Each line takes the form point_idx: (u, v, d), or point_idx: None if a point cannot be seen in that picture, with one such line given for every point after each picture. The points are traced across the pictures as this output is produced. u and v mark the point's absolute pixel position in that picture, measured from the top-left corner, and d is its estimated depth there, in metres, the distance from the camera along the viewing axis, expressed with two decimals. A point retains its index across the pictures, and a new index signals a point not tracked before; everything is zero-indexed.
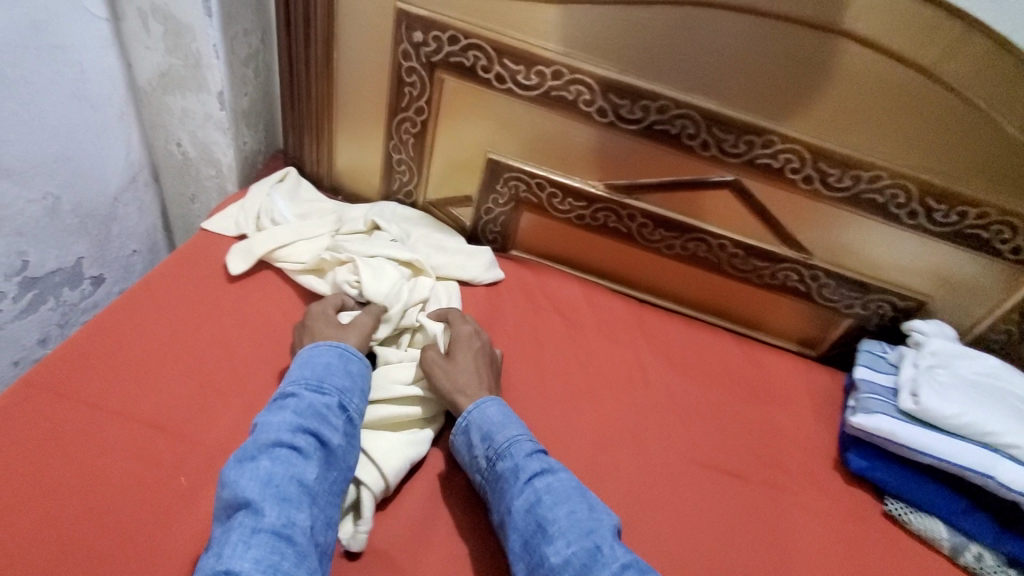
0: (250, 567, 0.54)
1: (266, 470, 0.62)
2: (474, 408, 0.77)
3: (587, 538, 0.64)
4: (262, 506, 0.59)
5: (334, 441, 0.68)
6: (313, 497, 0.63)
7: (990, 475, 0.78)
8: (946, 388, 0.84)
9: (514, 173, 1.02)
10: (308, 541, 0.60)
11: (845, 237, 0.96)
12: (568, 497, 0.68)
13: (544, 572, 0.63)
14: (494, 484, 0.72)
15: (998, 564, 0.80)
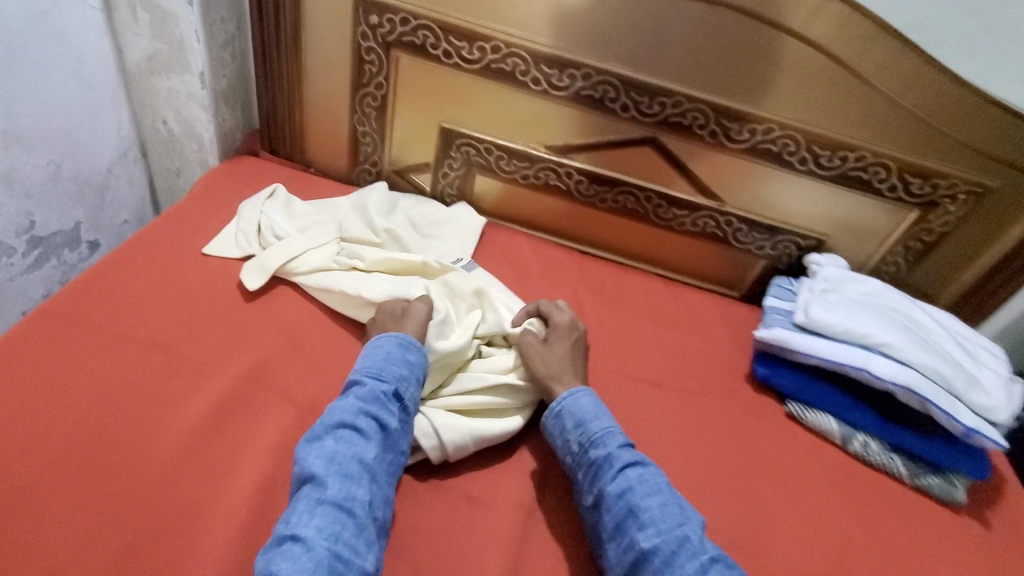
0: (314, 533, 0.63)
1: (330, 449, 0.70)
2: (568, 396, 0.84)
3: (678, 530, 0.70)
4: (326, 481, 0.67)
5: (392, 425, 0.75)
6: (373, 476, 0.70)
7: (864, 368, 0.91)
8: (832, 305, 0.99)
9: (465, 139, 1.17)
10: (368, 514, 0.67)
11: (752, 185, 1.11)
12: (658, 490, 0.74)
13: (637, 555, 0.69)
14: (587, 468, 0.78)
15: (882, 449, 0.94)
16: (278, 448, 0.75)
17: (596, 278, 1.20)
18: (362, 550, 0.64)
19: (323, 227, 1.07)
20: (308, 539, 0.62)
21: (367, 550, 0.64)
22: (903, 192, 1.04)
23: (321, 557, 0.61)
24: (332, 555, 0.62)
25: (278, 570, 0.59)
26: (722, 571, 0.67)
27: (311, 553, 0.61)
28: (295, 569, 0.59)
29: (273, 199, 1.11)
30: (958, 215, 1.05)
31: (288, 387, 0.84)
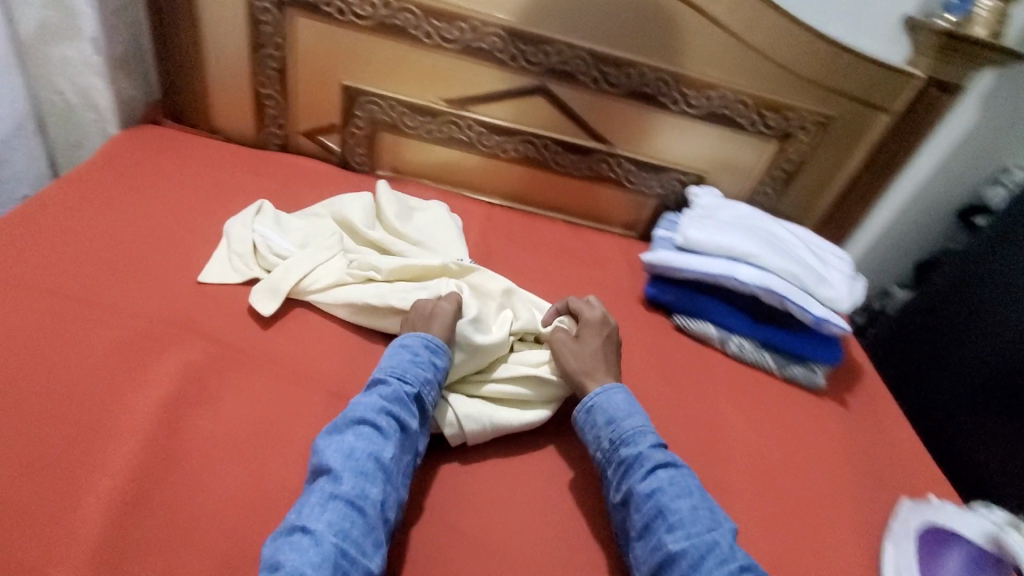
0: (324, 527, 0.61)
1: (349, 444, 0.68)
2: (600, 393, 0.81)
3: (708, 535, 0.67)
4: (341, 475, 0.65)
5: (412, 425, 0.73)
6: (388, 475, 0.68)
7: (734, 276, 1.02)
8: (707, 227, 1.10)
9: (368, 97, 1.22)
10: (379, 514, 0.64)
11: (636, 128, 1.21)
12: (690, 493, 0.72)
13: (664, 556, 0.66)
14: (617, 465, 0.75)
15: (754, 347, 1.06)
16: (185, 371, 0.78)
17: (504, 223, 1.27)
18: (369, 550, 0.61)
19: (323, 240, 1.02)
20: (317, 533, 0.60)
21: (374, 551, 0.62)
22: (763, 125, 1.18)
23: (327, 553, 0.59)
24: (339, 552, 0.59)
25: (284, 560, 0.58)
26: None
27: (319, 547, 0.59)
28: (301, 561, 0.58)
29: (261, 215, 1.05)
30: (810, 143, 1.20)
31: (195, 322, 0.87)
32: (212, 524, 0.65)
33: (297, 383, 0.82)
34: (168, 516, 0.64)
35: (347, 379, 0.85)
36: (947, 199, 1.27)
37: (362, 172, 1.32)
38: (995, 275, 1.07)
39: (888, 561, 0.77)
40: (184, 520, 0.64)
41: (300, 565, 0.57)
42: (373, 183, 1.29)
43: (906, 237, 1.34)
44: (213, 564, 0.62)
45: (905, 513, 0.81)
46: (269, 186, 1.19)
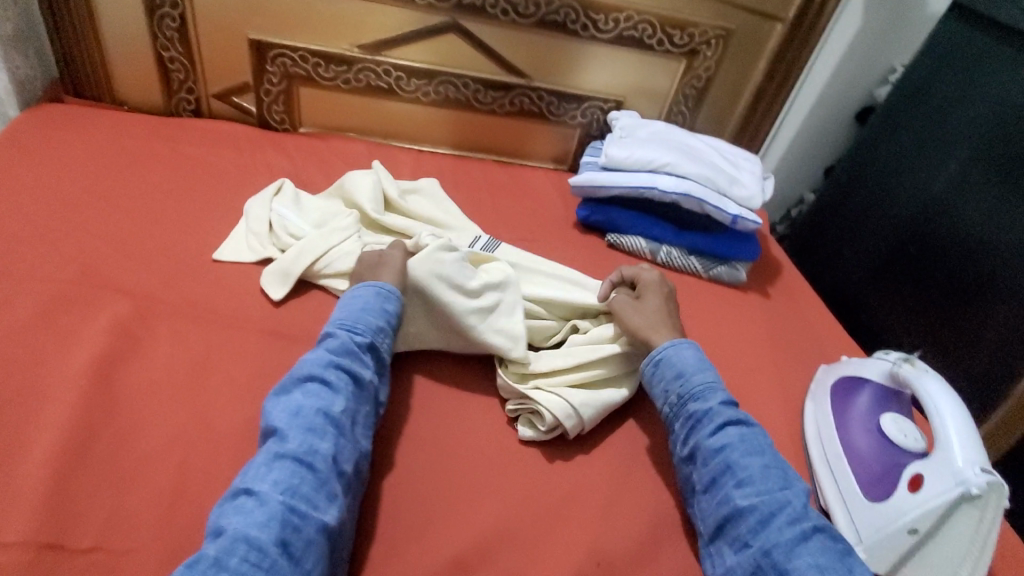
0: (269, 488, 0.56)
1: (297, 402, 0.64)
2: (671, 346, 0.76)
3: (780, 493, 0.62)
4: (287, 434, 0.60)
5: (365, 376, 0.69)
6: (341, 428, 0.63)
7: (653, 186, 1.09)
8: (626, 143, 1.15)
9: (278, 50, 1.20)
10: (331, 468, 0.59)
11: (552, 58, 1.24)
12: (764, 451, 0.67)
13: (730, 510, 0.63)
14: (685, 420, 0.71)
15: (681, 253, 1.12)
16: (115, 327, 0.77)
17: (433, 165, 1.27)
18: (323, 505, 0.57)
19: (339, 221, 0.98)
20: (262, 493, 0.55)
21: (328, 504, 0.57)
22: (669, 44, 1.24)
23: (275, 512, 0.54)
24: (288, 510, 0.55)
25: (227, 524, 0.53)
26: (825, 543, 0.59)
27: (264, 507, 0.54)
28: (246, 523, 0.53)
29: (280, 194, 1.03)
30: (715, 58, 1.27)
31: (119, 283, 0.84)
32: (160, 459, 0.65)
33: (235, 328, 0.82)
34: (112, 458, 0.64)
35: (288, 320, 0.85)
36: (846, 103, 1.36)
37: (284, 131, 1.30)
38: (885, 159, 1.17)
39: (808, 413, 0.84)
40: (129, 460, 0.64)
41: (243, 528, 0.52)
42: (296, 139, 1.26)
43: (816, 143, 1.42)
44: (165, 494, 0.62)
45: (822, 374, 0.89)
46: (183, 150, 1.14)
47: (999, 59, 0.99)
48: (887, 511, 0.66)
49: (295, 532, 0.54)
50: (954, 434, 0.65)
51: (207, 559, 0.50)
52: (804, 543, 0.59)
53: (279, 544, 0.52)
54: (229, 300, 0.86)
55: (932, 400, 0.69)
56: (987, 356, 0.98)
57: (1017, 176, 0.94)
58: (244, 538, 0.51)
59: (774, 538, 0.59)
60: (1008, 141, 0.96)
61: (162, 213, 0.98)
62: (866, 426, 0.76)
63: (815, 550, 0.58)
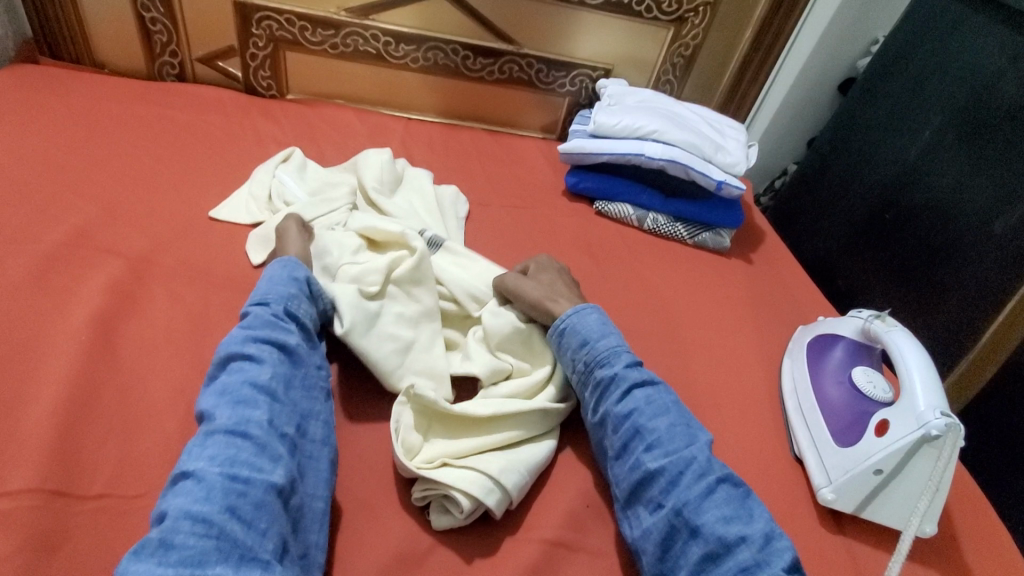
0: (207, 463, 0.54)
1: (221, 382, 0.62)
2: (573, 314, 0.77)
3: (685, 450, 0.65)
4: (215, 411, 0.59)
5: (292, 343, 0.68)
6: (274, 394, 0.62)
7: (640, 154, 1.11)
8: (615, 111, 1.16)
9: (263, 12, 1.19)
10: (269, 433, 0.59)
11: (540, 25, 1.25)
12: (667, 410, 0.69)
13: (642, 474, 0.64)
14: (594, 387, 0.72)
15: (668, 220, 1.15)
16: (111, 286, 0.77)
17: (422, 132, 1.27)
18: (268, 466, 0.56)
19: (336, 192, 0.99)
20: (199, 471, 0.53)
21: (273, 466, 0.56)
22: (657, 11, 1.25)
23: (215, 485, 0.53)
24: (230, 479, 0.53)
25: (170, 506, 0.51)
26: (728, 492, 0.62)
27: (204, 482, 0.52)
28: (187, 501, 0.51)
29: (289, 160, 1.04)
30: (702, 26, 1.29)
31: (112, 243, 0.84)
32: (165, 412, 0.67)
33: (230, 287, 0.83)
34: (117, 410, 0.66)
35: None
36: (829, 76, 1.36)
37: (271, 96, 1.29)
38: (864, 127, 1.20)
39: (786, 370, 0.89)
40: (129, 412, 0.66)
41: (185, 505, 0.50)
42: (283, 104, 1.26)
43: (798, 116, 1.42)
44: (170, 443, 0.64)
45: (800, 334, 0.94)
46: (168, 114, 1.13)
47: (973, 27, 1.02)
48: (854, 454, 0.70)
49: (241, 498, 0.52)
50: (920, 380, 0.70)
51: (153, 542, 0.48)
52: (710, 495, 0.61)
53: (227, 511, 0.51)
54: (224, 262, 0.87)
55: (900, 352, 0.74)
56: (954, 314, 1.03)
57: (986, 140, 0.98)
58: (187, 513, 0.50)
59: (685, 497, 0.61)
60: (978, 107, 0.99)
61: (152, 176, 0.98)
62: (838, 377, 0.80)
63: (722, 500, 0.61)
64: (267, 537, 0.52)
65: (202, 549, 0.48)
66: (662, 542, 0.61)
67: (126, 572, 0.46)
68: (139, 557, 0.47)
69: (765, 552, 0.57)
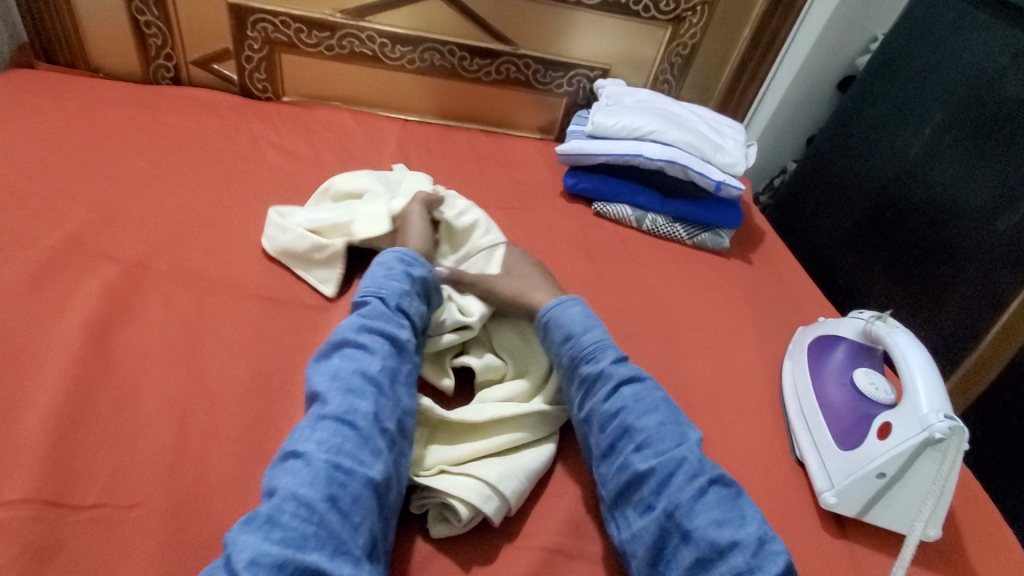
0: (315, 447, 0.58)
1: (335, 367, 0.66)
2: (554, 307, 0.78)
3: (675, 451, 0.64)
4: (328, 397, 0.63)
5: (402, 339, 0.70)
6: (380, 387, 0.65)
7: (639, 154, 1.10)
8: (614, 111, 1.16)
9: (258, 15, 1.18)
10: (372, 426, 0.61)
11: (537, 25, 1.24)
12: (656, 408, 0.69)
13: (631, 474, 0.63)
14: (579, 384, 0.71)
15: (666, 221, 1.14)
16: (106, 293, 0.77)
17: (419, 134, 1.26)
18: (370, 460, 0.58)
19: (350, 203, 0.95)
20: (308, 454, 0.57)
21: (373, 460, 0.59)
22: (655, 11, 1.24)
23: (320, 471, 0.56)
24: (334, 467, 0.57)
25: (279, 484, 0.55)
26: (721, 494, 0.62)
27: (311, 466, 0.56)
28: (294, 482, 0.55)
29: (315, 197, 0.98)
30: (700, 25, 1.28)
31: (106, 249, 0.84)
32: (160, 420, 0.66)
33: (226, 291, 0.82)
34: (111, 419, 0.65)
35: (277, 285, 0.85)
36: (828, 74, 1.35)
37: (267, 99, 1.28)
38: (862, 125, 1.19)
39: (786, 372, 0.88)
40: (123, 420, 0.65)
41: (292, 486, 0.54)
42: (280, 107, 1.25)
43: (797, 115, 1.41)
44: (165, 451, 0.63)
45: (800, 335, 0.93)
46: (163, 117, 1.13)
47: (971, 23, 1.01)
48: (857, 457, 0.70)
49: (341, 487, 0.55)
50: (919, 381, 0.69)
51: (260, 517, 0.52)
52: (703, 497, 0.61)
53: (328, 499, 0.54)
54: (219, 266, 0.86)
55: (900, 352, 0.73)
56: (957, 312, 1.02)
57: (989, 136, 0.96)
58: (293, 495, 0.54)
59: (676, 498, 0.61)
60: (979, 106, 0.98)
61: (147, 180, 0.97)
62: (839, 379, 0.79)
63: (714, 503, 0.60)
64: (360, 531, 0.54)
65: (301, 533, 0.51)
66: (653, 544, 0.59)
67: (236, 541, 0.50)
68: (249, 529, 0.51)
69: (759, 557, 0.56)
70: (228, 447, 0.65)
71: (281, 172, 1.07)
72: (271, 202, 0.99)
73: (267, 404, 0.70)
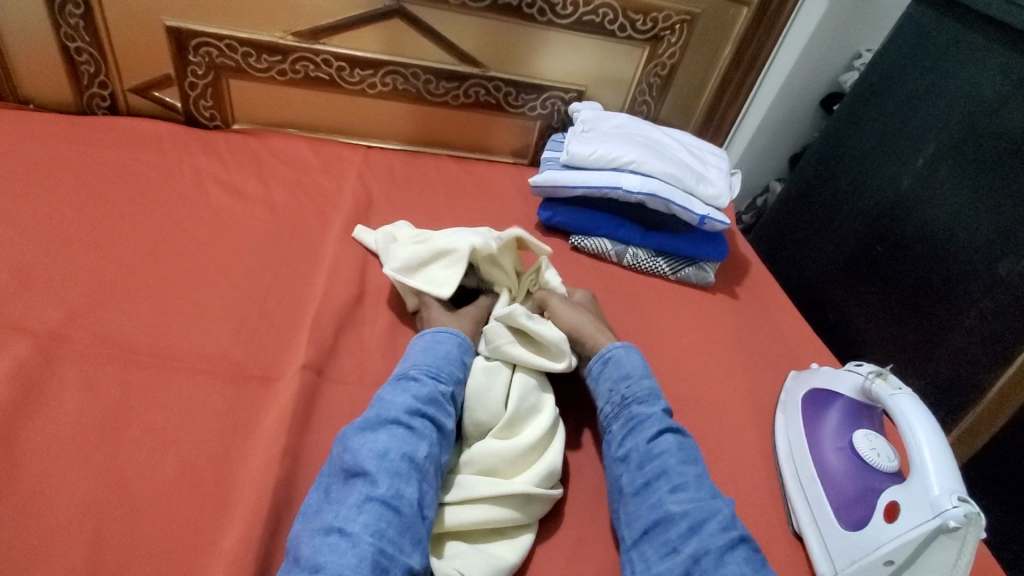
0: (361, 532, 0.54)
1: (383, 443, 0.61)
2: (620, 347, 0.78)
3: (711, 502, 0.63)
4: (376, 477, 0.58)
5: (448, 426, 0.66)
6: (425, 473, 0.60)
7: (618, 186, 1.03)
8: (590, 138, 1.09)
9: (200, 38, 1.08)
10: (417, 514, 0.57)
11: (507, 45, 1.16)
12: (694, 460, 0.68)
13: (662, 514, 0.62)
14: (625, 421, 0.71)
15: (648, 255, 1.07)
16: (13, 374, 0.67)
17: (382, 163, 1.18)
18: (409, 548, 0.55)
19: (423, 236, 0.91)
20: (353, 534, 0.54)
21: (414, 549, 0.55)
22: (631, 30, 1.17)
23: (366, 554, 0.53)
24: (379, 554, 0.53)
25: (325, 563, 0.52)
26: (748, 553, 0.59)
27: (357, 550, 0.53)
28: (340, 564, 0.52)
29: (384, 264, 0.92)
30: (679, 43, 1.21)
31: (18, 318, 0.74)
32: (70, 535, 0.56)
33: (157, 364, 0.72)
34: (10, 536, 0.55)
35: (217, 351, 0.76)
36: (813, 92, 1.29)
37: (216, 128, 1.18)
38: (853, 150, 1.13)
39: (779, 428, 0.81)
40: (24, 538, 0.56)
41: (339, 568, 0.51)
42: (228, 137, 1.15)
43: (780, 133, 1.35)
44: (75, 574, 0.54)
45: (793, 384, 0.87)
46: (95, 153, 1.02)
47: (966, 48, 0.95)
48: (862, 541, 0.63)
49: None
50: (928, 457, 0.63)
51: None
52: (732, 551, 0.59)
53: None
54: (152, 330, 0.76)
55: (905, 420, 0.67)
56: (954, 357, 0.96)
57: (991, 172, 0.90)
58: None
59: (706, 545, 0.59)
60: (976, 139, 0.93)
61: (74, 230, 0.87)
62: (837, 443, 0.73)
63: (742, 559, 0.58)
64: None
65: None
66: None
67: None
68: None
69: None
70: (149, 566, 0.56)
71: (227, 212, 0.97)
72: (216, 250, 0.90)
73: (199, 505, 0.61)
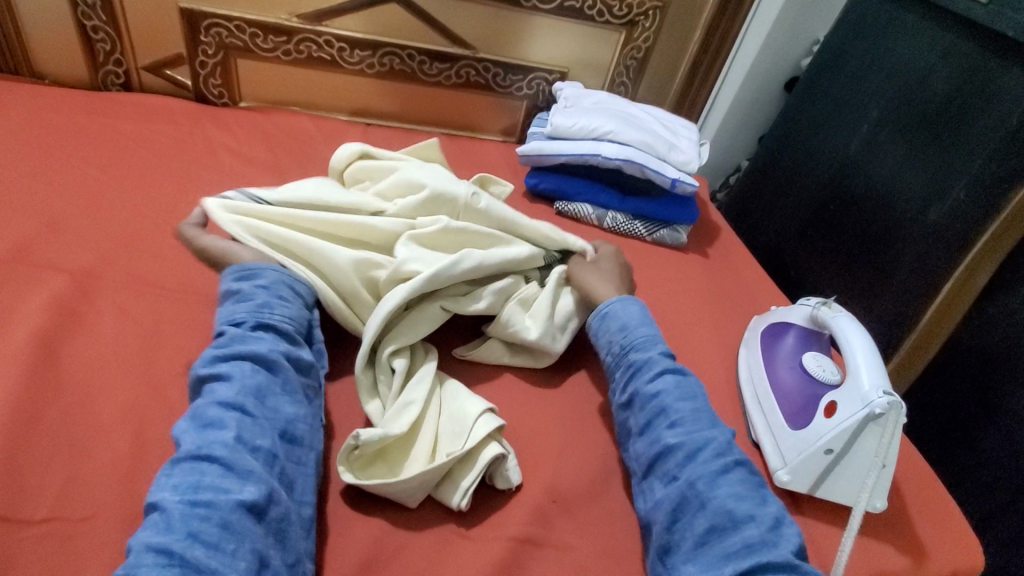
0: (170, 492, 0.51)
1: (193, 408, 0.60)
2: (617, 302, 0.80)
3: (706, 432, 0.67)
4: (182, 439, 0.56)
5: (262, 352, 0.64)
6: (239, 408, 0.59)
7: (597, 153, 1.13)
8: (569, 112, 1.19)
9: (211, 19, 1.17)
10: (235, 450, 0.55)
11: (496, 28, 1.26)
12: (694, 397, 0.71)
13: (661, 448, 0.66)
14: (625, 368, 0.74)
15: (626, 218, 1.17)
16: (54, 303, 0.74)
17: (380, 138, 1.26)
18: (237, 485, 0.53)
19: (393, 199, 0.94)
20: (164, 501, 0.51)
21: (242, 482, 0.53)
22: (609, 15, 1.28)
23: (178, 512, 0.50)
24: (192, 504, 0.50)
25: (136, 540, 0.48)
26: (745, 475, 0.64)
27: (171, 511, 0.50)
28: (151, 532, 0.48)
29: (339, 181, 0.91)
30: (653, 29, 1.32)
31: (55, 259, 0.81)
32: (116, 431, 0.64)
33: (182, 298, 0.80)
34: (62, 431, 0.63)
35: None
36: (776, 76, 1.41)
37: (224, 105, 1.27)
38: (809, 121, 1.25)
39: (743, 359, 0.91)
40: (73, 432, 0.63)
41: (145, 536, 0.48)
42: (236, 112, 1.23)
43: (748, 114, 1.47)
44: (120, 462, 0.62)
45: (755, 323, 0.97)
46: (112, 123, 1.10)
47: (901, 27, 1.08)
48: (806, 435, 0.73)
49: (204, 520, 0.49)
50: (862, 361, 0.74)
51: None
52: (726, 474, 0.63)
53: (189, 534, 0.48)
54: (175, 272, 0.84)
55: (845, 337, 0.77)
56: (897, 296, 1.09)
57: (929, 133, 1.02)
58: (149, 545, 0.47)
59: (700, 471, 0.63)
60: (911, 104, 1.04)
61: (98, 188, 0.95)
62: (790, 363, 0.83)
63: (736, 480, 0.62)
64: (238, 556, 0.49)
65: None
66: (672, 511, 0.62)
67: None
68: None
69: (773, 533, 0.58)
70: None
71: (238, 176, 1.05)
72: None
73: None
